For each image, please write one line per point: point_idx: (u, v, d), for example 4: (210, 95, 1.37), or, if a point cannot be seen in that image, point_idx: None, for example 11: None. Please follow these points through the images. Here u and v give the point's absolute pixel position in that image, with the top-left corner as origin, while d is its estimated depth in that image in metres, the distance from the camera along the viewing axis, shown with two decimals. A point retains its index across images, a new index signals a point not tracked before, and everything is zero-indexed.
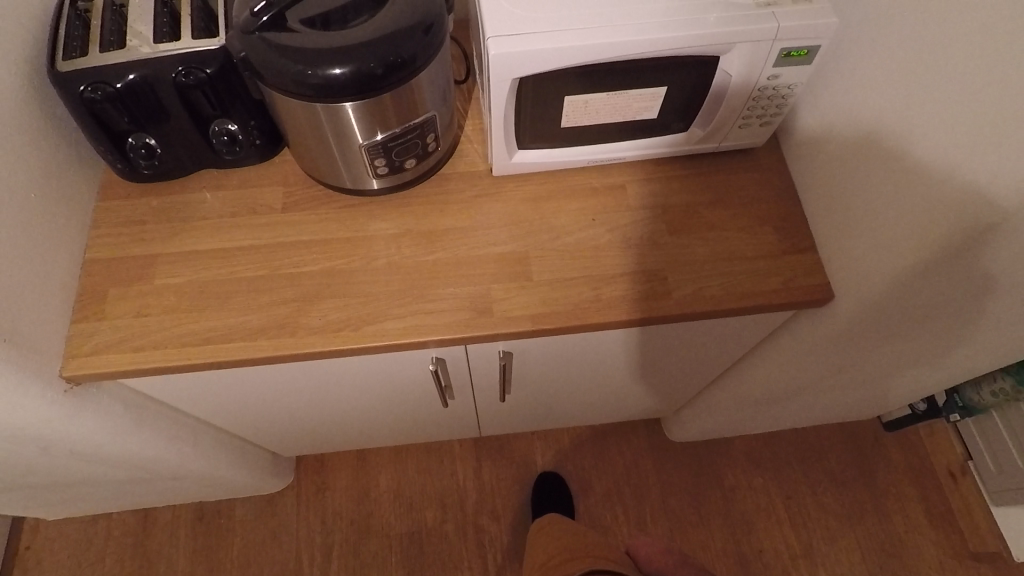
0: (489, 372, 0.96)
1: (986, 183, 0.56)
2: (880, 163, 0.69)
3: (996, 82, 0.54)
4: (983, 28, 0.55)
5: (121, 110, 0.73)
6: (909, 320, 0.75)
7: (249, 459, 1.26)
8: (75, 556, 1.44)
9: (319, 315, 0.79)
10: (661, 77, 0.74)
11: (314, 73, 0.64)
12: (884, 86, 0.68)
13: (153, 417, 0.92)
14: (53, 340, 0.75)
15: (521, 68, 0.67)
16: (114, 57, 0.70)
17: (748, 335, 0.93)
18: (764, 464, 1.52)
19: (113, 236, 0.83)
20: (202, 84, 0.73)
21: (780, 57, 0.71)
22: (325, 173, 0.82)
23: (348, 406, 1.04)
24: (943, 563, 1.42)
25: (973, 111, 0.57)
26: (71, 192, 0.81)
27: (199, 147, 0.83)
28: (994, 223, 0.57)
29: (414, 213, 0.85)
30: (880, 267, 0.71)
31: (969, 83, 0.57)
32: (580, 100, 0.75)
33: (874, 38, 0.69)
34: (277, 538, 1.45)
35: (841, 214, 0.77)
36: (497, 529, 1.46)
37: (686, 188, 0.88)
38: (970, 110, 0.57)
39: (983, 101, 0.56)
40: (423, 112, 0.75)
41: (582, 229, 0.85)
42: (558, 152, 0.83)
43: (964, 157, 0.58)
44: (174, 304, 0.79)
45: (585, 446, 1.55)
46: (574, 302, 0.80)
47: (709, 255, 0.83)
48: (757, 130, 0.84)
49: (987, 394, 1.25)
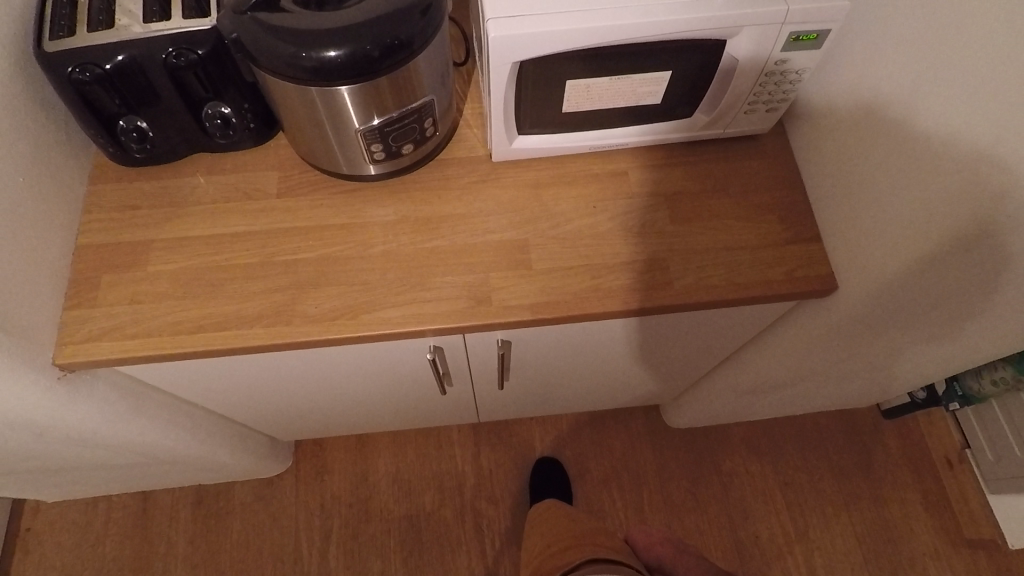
0: (487, 360, 0.95)
1: (998, 174, 0.55)
2: (889, 153, 0.68)
3: (1009, 72, 0.53)
4: (998, 16, 0.53)
5: (111, 93, 0.71)
6: (912, 311, 0.75)
7: (248, 444, 1.26)
8: (75, 538, 1.45)
9: (314, 303, 0.78)
10: (666, 61, 0.72)
11: (308, 56, 0.62)
12: (893, 73, 0.66)
13: (149, 403, 0.91)
14: (46, 327, 0.74)
15: (522, 51, 0.65)
16: (102, 37, 0.68)
17: (749, 324, 0.92)
18: (763, 451, 1.52)
19: (106, 221, 0.82)
20: (193, 66, 0.71)
21: (789, 41, 0.69)
22: (321, 158, 0.80)
23: (345, 393, 1.04)
24: (937, 549, 1.43)
25: (984, 101, 0.55)
26: (61, 175, 0.79)
27: (191, 130, 0.81)
28: (1004, 218, 0.56)
29: (411, 199, 0.84)
30: (886, 258, 0.70)
31: (980, 73, 0.55)
32: (582, 85, 0.73)
33: (886, 23, 0.67)
34: (276, 521, 1.46)
35: (846, 203, 0.76)
36: (496, 514, 1.47)
37: (689, 175, 0.86)
38: (980, 100, 0.56)
39: (995, 92, 0.54)
40: (421, 96, 0.73)
41: (583, 217, 0.83)
42: (559, 137, 0.81)
43: (974, 147, 0.57)
44: (167, 291, 0.78)
45: (584, 432, 1.55)
46: (573, 291, 0.79)
47: (711, 245, 0.82)
48: (763, 116, 0.82)
49: (987, 383, 1.25)
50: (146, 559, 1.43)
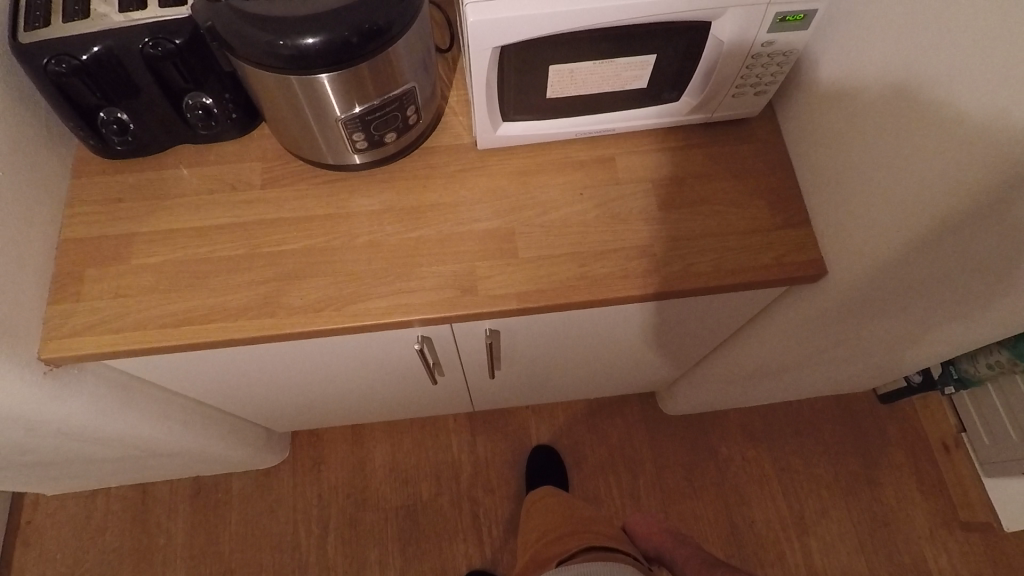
0: (477, 349, 0.95)
1: (989, 154, 0.54)
2: (879, 133, 0.67)
3: (999, 50, 0.51)
4: None
5: (89, 84, 0.70)
6: (905, 294, 0.74)
7: (242, 434, 1.27)
8: (75, 529, 1.46)
9: (300, 295, 0.77)
10: (651, 44, 0.70)
11: (285, 43, 0.61)
12: (883, 52, 0.65)
13: (140, 396, 0.91)
14: (30, 322, 0.73)
15: (502, 36, 0.64)
16: (78, 27, 0.67)
17: (740, 310, 0.91)
18: (759, 437, 1.52)
19: (89, 214, 0.81)
20: (172, 56, 0.70)
21: (775, 22, 0.68)
22: (304, 148, 0.79)
23: (337, 384, 1.04)
24: (933, 533, 1.43)
25: (973, 80, 0.54)
26: (42, 168, 0.78)
27: (173, 121, 0.80)
28: (996, 198, 0.56)
29: (396, 188, 0.83)
30: (878, 240, 0.69)
31: (970, 50, 0.54)
32: (565, 70, 0.72)
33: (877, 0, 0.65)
34: (274, 511, 1.47)
35: (838, 185, 0.75)
36: (492, 502, 1.47)
37: (678, 160, 0.85)
38: (969, 78, 0.55)
39: (984, 70, 0.53)
40: (402, 83, 0.72)
41: (569, 204, 0.82)
42: (544, 124, 0.80)
43: (964, 128, 0.56)
44: (152, 284, 0.78)
45: (579, 420, 1.55)
46: (560, 279, 0.78)
47: (699, 231, 0.81)
48: (751, 100, 0.81)
49: (983, 366, 1.24)
50: (145, 550, 1.44)
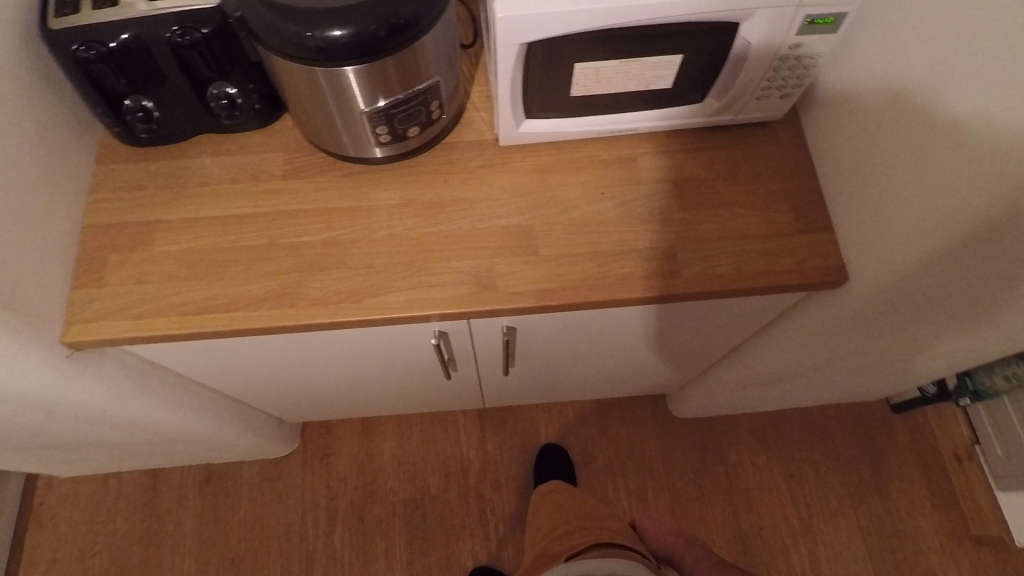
0: (493, 347, 0.95)
1: (1008, 173, 0.54)
2: (901, 147, 0.67)
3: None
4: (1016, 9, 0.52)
5: (117, 71, 0.71)
6: (926, 304, 0.73)
7: (255, 423, 1.27)
8: (87, 512, 1.47)
9: (320, 286, 0.77)
10: (678, 44, 0.70)
11: (313, 35, 0.62)
12: (908, 66, 0.65)
13: (156, 382, 0.92)
14: (53, 306, 0.74)
15: (530, 33, 0.64)
16: (107, 15, 0.68)
17: (758, 315, 0.91)
18: (769, 444, 1.51)
19: (112, 201, 0.82)
20: (198, 45, 0.70)
21: (804, 24, 0.67)
22: (326, 140, 0.79)
23: (351, 377, 1.04)
24: (943, 545, 1.42)
25: (997, 100, 0.54)
26: (68, 154, 0.79)
27: (197, 110, 0.80)
28: (1011, 217, 0.56)
29: (417, 183, 0.83)
30: (901, 248, 0.68)
31: (995, 69, 0.54)
32: (591, 68, 0.72)
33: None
34: (283, 501, 1.48)
35: (859, 195, 0.75)
36: (500, 499, 1.48)
37: (700, 162, 0.84)
38: (993, 98, 0.55)
39: (1008, 89, 0.53)
40: (427, 78, 0.72)
41: (590, 203, 0.82)
42: (566, 122, 0.80)
43: (987, 146, 0.56)
44: (173, 272, 0.78)
45: (589, 420, 1.55)
46: (579, 278, 0.78)
47: (720, 233, 0.80)
48: (776, 103, 0.80)
49: (1000, 379, 1.22)
50: (155, 535, 1.46)
